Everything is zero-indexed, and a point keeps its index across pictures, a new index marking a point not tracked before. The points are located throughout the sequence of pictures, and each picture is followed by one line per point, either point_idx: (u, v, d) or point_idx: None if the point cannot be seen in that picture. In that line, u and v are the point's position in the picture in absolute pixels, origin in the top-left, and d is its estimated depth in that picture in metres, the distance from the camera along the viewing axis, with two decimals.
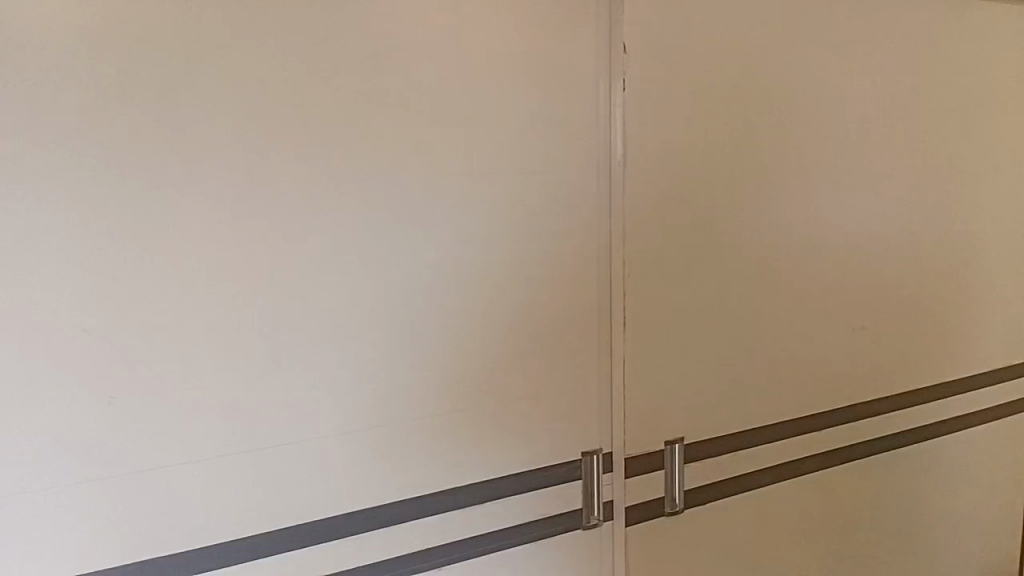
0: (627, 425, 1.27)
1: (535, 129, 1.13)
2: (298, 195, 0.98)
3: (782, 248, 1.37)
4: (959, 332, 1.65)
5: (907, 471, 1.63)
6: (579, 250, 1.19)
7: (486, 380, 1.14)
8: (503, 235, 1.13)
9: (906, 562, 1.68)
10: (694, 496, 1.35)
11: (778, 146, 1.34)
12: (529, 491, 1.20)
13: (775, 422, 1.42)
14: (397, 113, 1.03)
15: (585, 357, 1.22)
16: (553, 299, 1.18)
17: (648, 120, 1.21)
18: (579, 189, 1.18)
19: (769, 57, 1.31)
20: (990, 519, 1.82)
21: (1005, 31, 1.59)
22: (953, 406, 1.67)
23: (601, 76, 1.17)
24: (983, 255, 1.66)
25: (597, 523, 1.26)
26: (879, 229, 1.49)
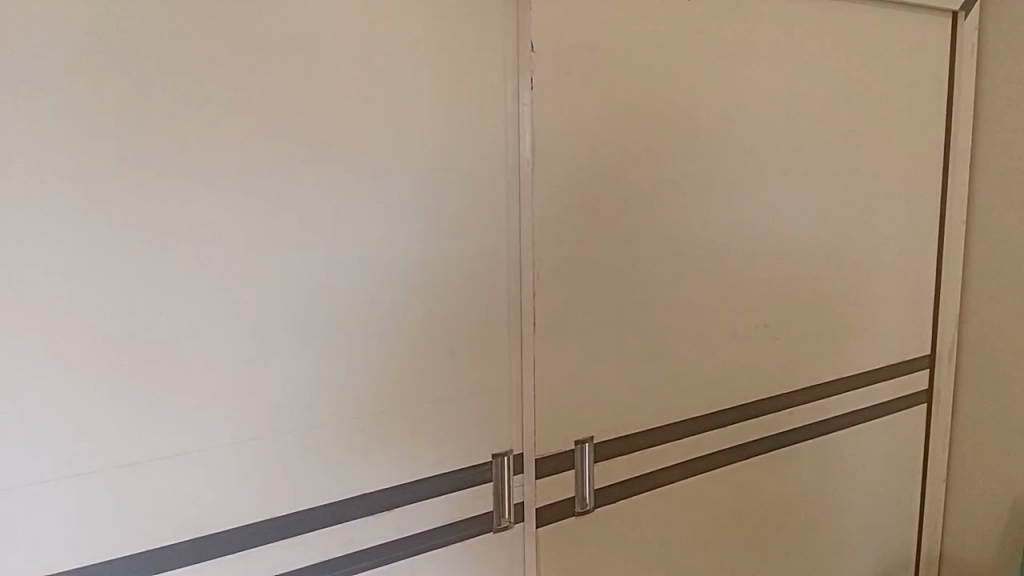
0: (538, 426, 1.27)
1: (444, 130, 1.12)
2: (197, 196, 0.94)
3: (691, 248, 1.39)
4: (858, 329, 1.72)
5: (810, 465, 1.68)
6: (489, 251, 1.18)
7: (395, 385, 1.12)
8: (413, 236, 1.11)
9: (809, 555, 1.73)
10: (604, 494, 1.36)
11: (684, 147, 1.36)
12: (440, 495, 1.18)
13: (683, 418, 1.44)
14: (300, 112, 1.00)
15: (496, 358, 1.21)
16: (463, 301, 1.17)
17: (557, 120, 1.21)
18: (488, 191, 1.17)
19: (676, 59, 1.32)
20: (886, 510, 1.89)
21: (894, 38, 1.65)
22: (852, 399, 1.74)
23: (509, 76, 1.16)
24: (877, 255, 1.72)
25: (508, 526, 1.25)
26: (783, 230, 1.53)
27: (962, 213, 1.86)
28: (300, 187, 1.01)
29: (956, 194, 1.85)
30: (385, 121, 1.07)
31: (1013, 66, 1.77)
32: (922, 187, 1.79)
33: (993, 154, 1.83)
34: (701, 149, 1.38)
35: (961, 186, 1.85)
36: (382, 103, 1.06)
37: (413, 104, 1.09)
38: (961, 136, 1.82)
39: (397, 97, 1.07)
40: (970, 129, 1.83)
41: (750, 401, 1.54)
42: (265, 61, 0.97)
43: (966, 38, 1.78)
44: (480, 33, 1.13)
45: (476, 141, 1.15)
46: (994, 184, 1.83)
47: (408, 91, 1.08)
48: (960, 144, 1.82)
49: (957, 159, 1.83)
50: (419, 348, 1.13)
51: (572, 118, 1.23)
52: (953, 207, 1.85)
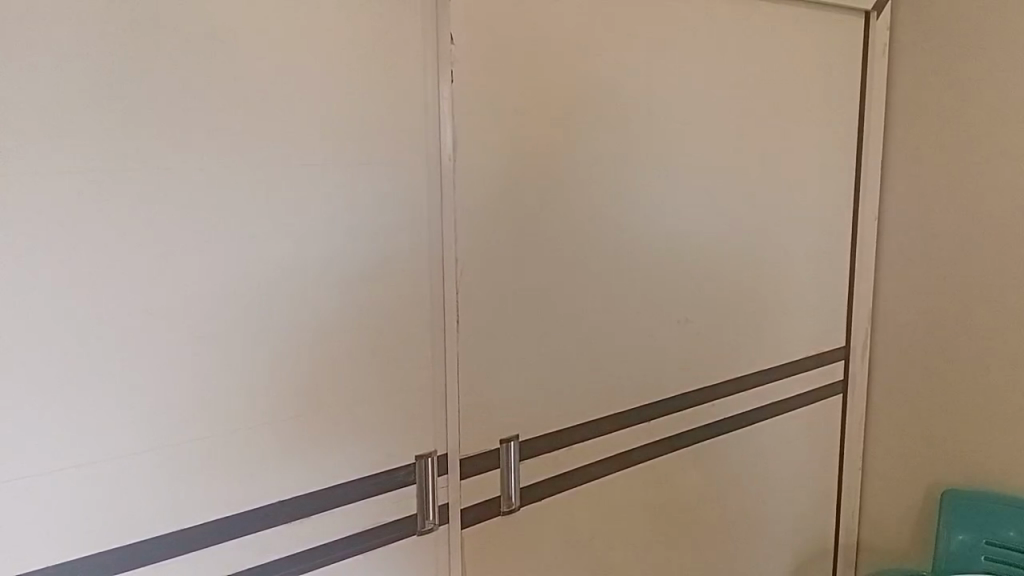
0: (462, 425, 1.25)
1: (364, 126, 1.10)
2: (108, 193, 0.91)
3: (614, 244, 1.40)
4: (777, 321, 1.75)
5: (732, 456, 1.71)
6: (412, 248, 1.16)
7: (315, 387, 1.09)
8: (332, 233, 1.08)
9: (732, 545, 1.76)
10: (530, 492, 1.35)
11: (606, 143, 1.36)
12: (362, 498, 1.16)
13: (608, 413, 1.44)
14: (212, 107, 0.96)
15: (419, 356, 1.19)
16: (386, 300, 1.15)
17: (479, 115, 1.20)
18: (409, 188, 1.15)
19: (597, 53, 1.32)
20: (805, 498, 1.94)
21: (808, 35, 1.69)
22: (770, 390, 1.77)
23: (429, 70, 1.14)
24: (794, 249, 1.76)
25: (433, 527, 1.24)
26: (703, 226, 1.55)
27: (873, 207, 1.92)
28: (212, 185, 0.98)
29: (868, 189, 1.90)
30: (302, 114, 1.04)
31: (922, 66, 1.83)
32: (835, 183, 1.83)
33: (903, 151, 1.89)
34: (624, 145, 1.39)
35: (872, 181, 1.91)
36: (298, 97, 1.03)
37: (331, 99, 1.06)
38: (872, 133, 1.88)
39: (314, 90, 1.04)
40: (881, 126, 1.89)
41: (672, 395, 1.55)
42: (177, 54, 0.93)
43: (878, 37, 1.84)
44: (400, 24, 1.11)
45: (397, 136, 1.13)
46: (904, 180, 1.89)
47: (325, 84, 1.05)
48: (871, 141, 1.88)
49: (869, 156, 1.89)
50: (339, 349, 1.11)
51: (494, 113, 1.21)
52: (865, 203, 1.91)
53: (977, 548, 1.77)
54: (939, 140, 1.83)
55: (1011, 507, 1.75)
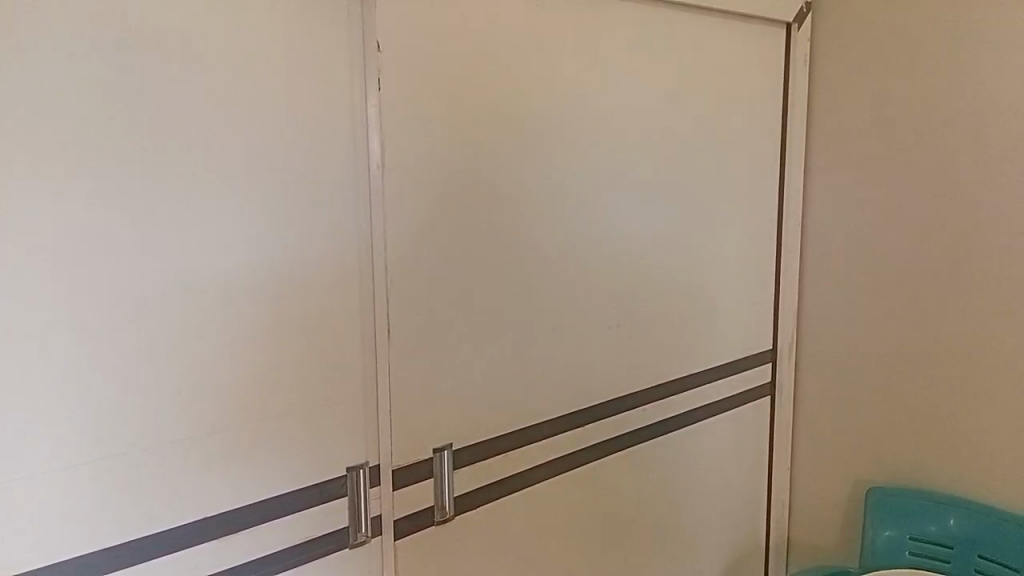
0: (394, 435, 1.24)
1: (291, 133, 1.08)
2: (28, 200, 0.89)
3: (545, 251, 1.41)
4: (705, 325, 1.78)
5: (664, 459, 1.73)
6: (340, 257, 1.15)
7: (241, 400, 1.07)
8: (258, 242, 1.06)
9: (665, 548, 1.78)
10: (464, 501, 1.34)
11: (536, 150, 1.37)
12: (292, 512, 1.14)
13: (541, 420, 1.45)
14: (136, 113, 0.95)
15: (349, 366, 1.18)
16: (315, 309, 1.13)
17: (407, 123, 1.19)
18: (338, 195, 1.13)
19: (526, 62, 1.33)
20: (736, 499, 1.97)
21: (731, 46, 1.73)
22: (699, 393, 1.80)
23: (356, 77, 1.13)
24: (720, 254, 1.80)
25: (365, 540, 1.22)
26: (633, 233, 1.57)
27: (797, 213, 1.97)
28: (134, 192, 0.96)
29: (792, 195, 1.95)
30: (225, 123, 1.02)
31: (841, 76, 1.89)
32: (759, 189, 1.88)
33: (825, 158, 1.94)
34: (554, 153, 1.40)
35: (796, 188, 1.96)
36: (224, 103, 1.02)
37: (258, 105, 1.05)
38: (795, 141, 1.93)
39: (237, 98, 1.03)
40: (803, 134, 1.94)
41: (605, 400, 1.57)
42: (101, 58, 0.92)
43: (800, 48, 1.89)
44: (326, 30, 1.10)
45: (326, 142, 1.11)
46: (827, 186, 1.95)
47: (253, 90, 1.04)
48: (795, 148, 1.93)
49: (792, 162, 1.94)
50: (268, 358, 1.09)
51: (423, 120, 1.21)
52: (789, 208, 1.95)
53: (902, 544, 1.83)
54: (859, 147, 1.89)
55: (932, 502, 1.82)
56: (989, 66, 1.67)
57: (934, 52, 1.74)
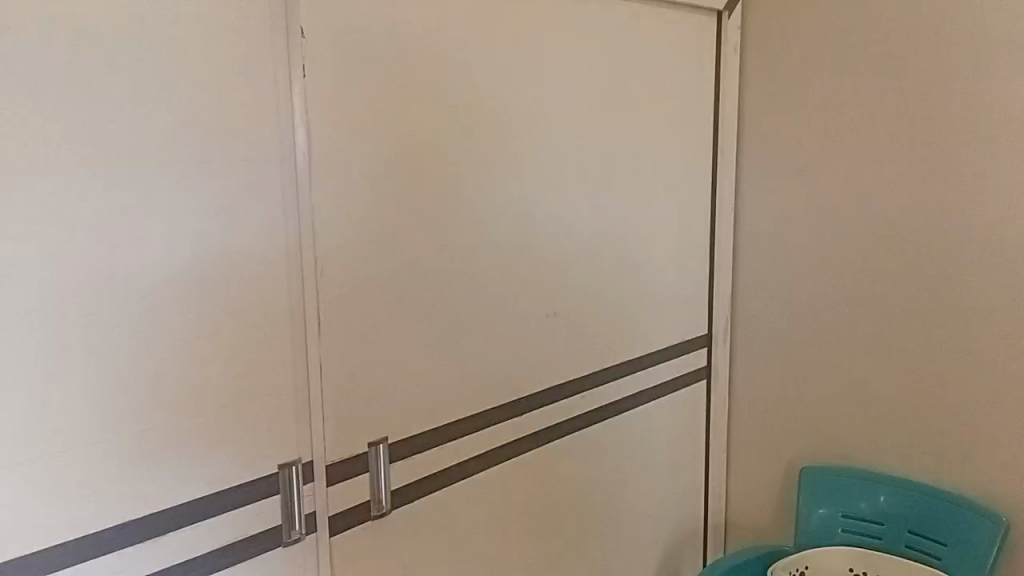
0: (326, 431, 1.21)
1: (215, 123, 1.05)
2: None
3: (479, 240, 1.40)
4: (640, 312, 1.79)
5: (601, 446, 1.74)
6: (269, 250, 1.12)
7: (168, 398, 1.04)
8: (182, 235, 1.03)
9: (604, 535, 1.79)
10: (401, 495, 1.33)
11: (470, 141, 1.36)
12: (224, 512, 1.11)
13: (477, 411, 1.44)
14: (51, 100, 0.91)
15: (279, 361, 1.15)
16: (243, 304, 1.10)
17: (335, 112, 1.17)
18: (265, 186, 1.10)
19: (459, 52, 1.32)
20: (674, 482, 1.99)
21: (663, 33, 1.74)
22: (636, 380, 1.81)
23: (280, 64, 1.10)
24: (655, 241, 1.81)
25: (299, 538, 1.19)
26: (567, 222, 1.57)
27: (729, 200, 1.99)
28: (51, 183, 0.91)
29: (724, 181, 1.97)
30: (147, 112, 0.98)
31: (771, 63, 1.92)
32: (692, 175, 1.89)
33: (757, 145, 1.97)
34: (488, 143, 1.39)
35: (729, 174, 1.98)
36: (144, 90, 0.98)
37: (181, 93, 1.01)
38: (727, 128, 1.95)
39: (159, 85, 0.99)
40: (735, 121, 1.97)
41: (542, 389, 1.57)
42: (14, 43, 0.87)
43: (730, 35, 1.91)
44: (250, 15, 1.06)
45: (252, 132, 1.08)
46: (759, 172, 1.97)
47: (177, 78, 1.00)
48: (727, 135, 1.95)
49: (725, 149, 1.96)
50: (195, 355, 1.06)
51: (352, 110, 1.19)
52: (721, 195, 1.98)
53: (835, 522, 1.87)
54: (789, 134, 1.91)
55: (863, 480, 1.86)
56: (913, 55, 1.71)
57: (861, 41, 1.78)
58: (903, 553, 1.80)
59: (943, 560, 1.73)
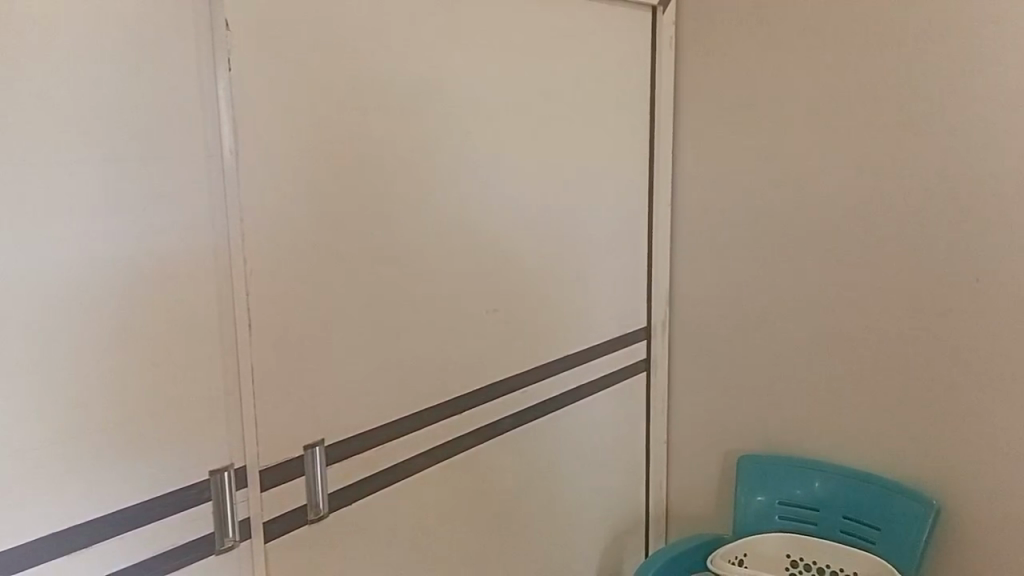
0: (259, 434, 1.18)
1: (141, 114, 1.01)
2: None
3: (417, 236, 1.38)
4: (578, 306, 1.79)
5: (542, 441, 1.74)
6: (197, 248, 1.08)
7: (96, 403, 1.00)
8: (107, 233, 0.99)
9: (546, 529, 1.78)
10: (338, 498, 1.30)
11: (405, 137, 1.35)
12: (154, 521, 1.07)
13: (417, 410, 1.43)
14: None
15: (210, 364, 1.11)
16: (172, 304, 1.06)
17: (264, 106, 1.13)
18: (193, 182, 1.07)
19: (394, 50, 1.31)
20: (614, 475, 2.00)
21: (597, 26, 1.74)
22: (575, 374, 1.81)
23: (204, 55, 1.06)
24: (592, 234, 1.81)
25: (234, 545, 1.16)
26: (507, 217, 1.56)
27: (667, 194, 2.01)
28: None
29: (661, 175, 1.99)
30: (70, 104, 0.94)
31: (704, 57, 1.93)
32: (628, 168, 1.90)
33: (692, 138, 1.98)
34: (424, 141, 1.38)
35: (666, 168, 1.99)
36: (68, 80, 0.94)
37: (105, 85, 0.97)
38: (663, 122, 1.96)
39: (82, 76, 0.95)
40: (671, 115, 1.98)
41: (480, 386, 1.56)
42: None
43: (665, 30, 1.92)
44: (174, 5, 1.03)
45: (179, 126, 1.04)
46: (694, 166, 1.99)
47: (100, 68, 0.96)
48: (662, 129, 1.97)
49: (660, 144, 1.97)
50: (124, 357, 1.02)
51: (285, 104, 1.16)
52: (658, 189, 1.99)
53: (773, 509, 1.91)
54: (723, 127, 1.93)
55: (800, 467, 1.90)
56: (843, 50, 1.75)
57: (792, 36, 1.80)
58: (838, 538, 1.84)
59: (876, 543, 1.78)
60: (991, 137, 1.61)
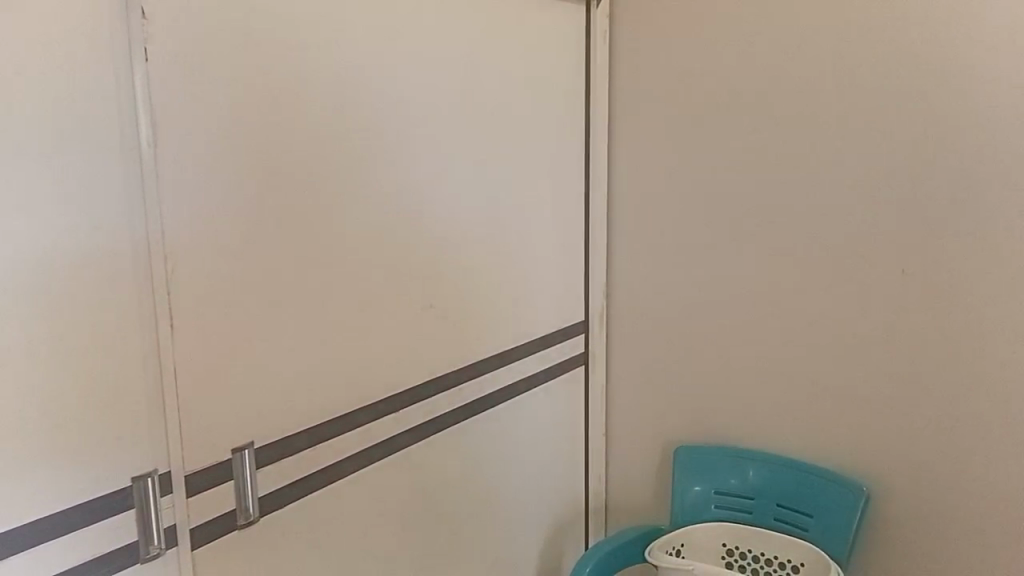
0: (184, 437, 1.14)
1: (54, 104, 0.96)
2: None
3: (349, 233, 1.36)
4: (514, 301, 1.79)
5: (481, 437, 1.72)
6: (116, 245, 1.04)
7: (10, 407, 0.95)
8: (19, 228, 0.94)
9: (486, 526, 1.77)
10: (270, 501, 1.27)
11: (336, 132, 1.32)
12: (73, 531, 1.02)
13: (351, 409, 1.40)
14: None
15: (132, 366, 1.07)
16: (90, 303, 1.02)
17: (186, 98, 1.10)
18: (111, 176, 1.02)
19: (323, 43, 1.28)
20: (553, 469, 2.00)
21: (529, 19, 1.73)
22: (512, 369, 1.81)
23: (120, 44, 1.02)
24: (526, 228, 1.80)
25: (160, 552, 1.12)
26: (442, 213, 1.55)
27: (604, 188, 2.02)
28: None
29: (597, 169, 1.99)
30: None
31: (637, 52, 1.94)
32: (564, 162, 1.90)
33: (627, 133, 1.99)
34: (356, 137, 1.35)
35: (601, 162, 2.00)
36: None
37: (15, 73, 0.92)
38: (598, 116, 1.97)
39: None
40: (606, 110, 1.98)
41: (415, 384, 1.54)
42: None
43: (599, 25, 1.93)
44: None
45: (95, 117, 1.00)
46: (629, 160, 2.00)
47: (10, 55, 0.92)
48: (598, 124, 1.97)
49: (595, 138, 1.97)
50: (39, 359, 0.97)
51: (209, 98, 1.13)
52: (594, 183, 1.99)
53: (709, 499, 1.93)
54: (656, 122, 1.95)
55: (735, 458, 1.93)
56: (773, 46, 1.77)
57: (723, 32, 1.82)
58: (773, 526, 1.87)
59: (809, 531, 1.81)
60: (916, 132, 1.64)
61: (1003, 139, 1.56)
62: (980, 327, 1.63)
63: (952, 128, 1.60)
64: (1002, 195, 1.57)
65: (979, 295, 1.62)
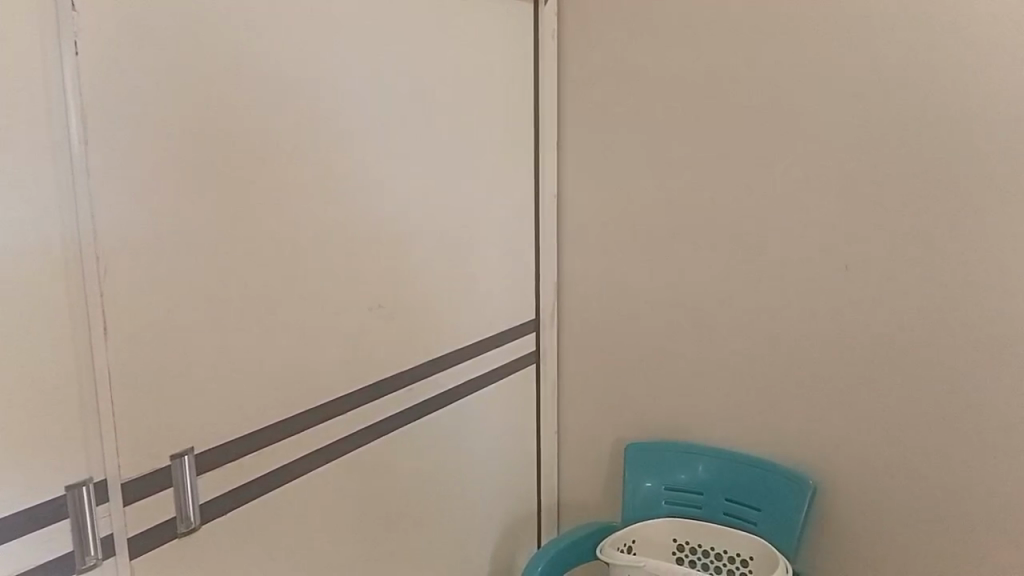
0: (120, 444, 1.11)
1: None
2: None
3: (292, 233, 1.34)
4: (461, 300, 1.77)
5: (430, 437, 1.71)
6: (45, 244, 1.00)
7: None
8: None
9: (436, 527, 1.76)
10: (211, 509, 1.24)
11: (279, 132, 1.30)
12: (6, 542, 0.98)
13: (296, 413, 1.38)
14: None
15: (64, 370, 1.04)
16: (18, 304, 0.98)
17: (119, 93, 1.06)
18: (39, 172, 0.99)
19: (264, 42, 1.26)
20: (504, 468, 1.99)
21: (475, 16, 1.72)
22: (461, 369, 1.79)
23: (49, 37, 0.98)
24: (473, 226, 1.78)
25: (96, 563, 1.08)
26: (387, 212, 1.53)
27: (553, 187, 2.02)
28: None
29: (546, 168, 1.99)
30: None
31: (585, 50, 1.94)
32: (512, 161, 1.89)
33: (575, 132, 1.99)
34: (299, 137, 1.33)
35: (550, 161, 2.00)
36: None
37: None
38: (547, 114, 1.96)
39: None
40: (554, 108, 1.98)
41: (362, 386, 1.52)
42: None
43: (547, 23, 1.92)
44: None
45: (21, 112, 0.96)
46: (577, 159, 2.00)
47: None
48: (546, 122, 1.97)
49: (544, 137, 1.97)
50: None
51: (144, 94, 1.09)
52: (543, 182, 1.99)
53: (659, 495, 1.94)
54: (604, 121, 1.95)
55: (684, 454, 1.94)
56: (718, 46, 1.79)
57: (670, 31, 1.83)
58: (722, 521, 1.89)
59: (757, 525, 1.83)
60: (858, 131, 1.67)
61: (940, 138, 1.59)
62: (920, 323, 1.66)
63: (892, 127, 1.63)
64: (940, 194, 1.61)
65: (919, 291, 1.65)
